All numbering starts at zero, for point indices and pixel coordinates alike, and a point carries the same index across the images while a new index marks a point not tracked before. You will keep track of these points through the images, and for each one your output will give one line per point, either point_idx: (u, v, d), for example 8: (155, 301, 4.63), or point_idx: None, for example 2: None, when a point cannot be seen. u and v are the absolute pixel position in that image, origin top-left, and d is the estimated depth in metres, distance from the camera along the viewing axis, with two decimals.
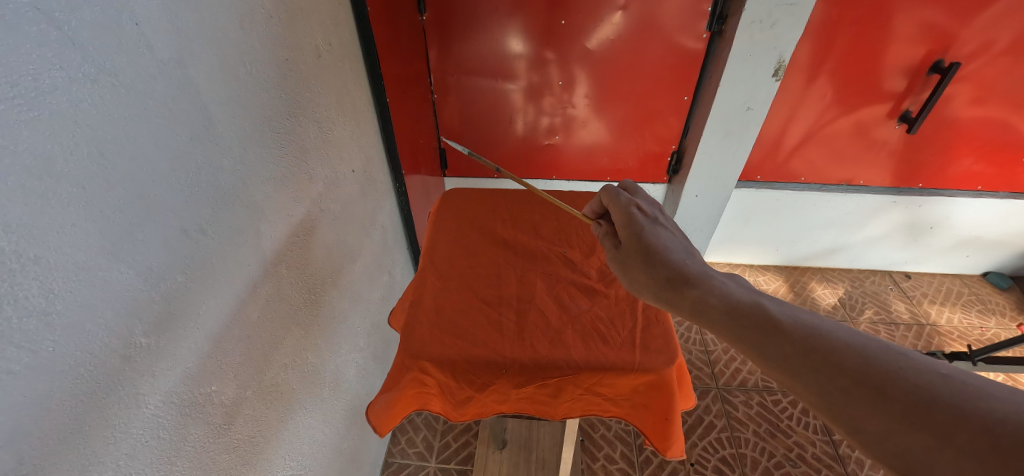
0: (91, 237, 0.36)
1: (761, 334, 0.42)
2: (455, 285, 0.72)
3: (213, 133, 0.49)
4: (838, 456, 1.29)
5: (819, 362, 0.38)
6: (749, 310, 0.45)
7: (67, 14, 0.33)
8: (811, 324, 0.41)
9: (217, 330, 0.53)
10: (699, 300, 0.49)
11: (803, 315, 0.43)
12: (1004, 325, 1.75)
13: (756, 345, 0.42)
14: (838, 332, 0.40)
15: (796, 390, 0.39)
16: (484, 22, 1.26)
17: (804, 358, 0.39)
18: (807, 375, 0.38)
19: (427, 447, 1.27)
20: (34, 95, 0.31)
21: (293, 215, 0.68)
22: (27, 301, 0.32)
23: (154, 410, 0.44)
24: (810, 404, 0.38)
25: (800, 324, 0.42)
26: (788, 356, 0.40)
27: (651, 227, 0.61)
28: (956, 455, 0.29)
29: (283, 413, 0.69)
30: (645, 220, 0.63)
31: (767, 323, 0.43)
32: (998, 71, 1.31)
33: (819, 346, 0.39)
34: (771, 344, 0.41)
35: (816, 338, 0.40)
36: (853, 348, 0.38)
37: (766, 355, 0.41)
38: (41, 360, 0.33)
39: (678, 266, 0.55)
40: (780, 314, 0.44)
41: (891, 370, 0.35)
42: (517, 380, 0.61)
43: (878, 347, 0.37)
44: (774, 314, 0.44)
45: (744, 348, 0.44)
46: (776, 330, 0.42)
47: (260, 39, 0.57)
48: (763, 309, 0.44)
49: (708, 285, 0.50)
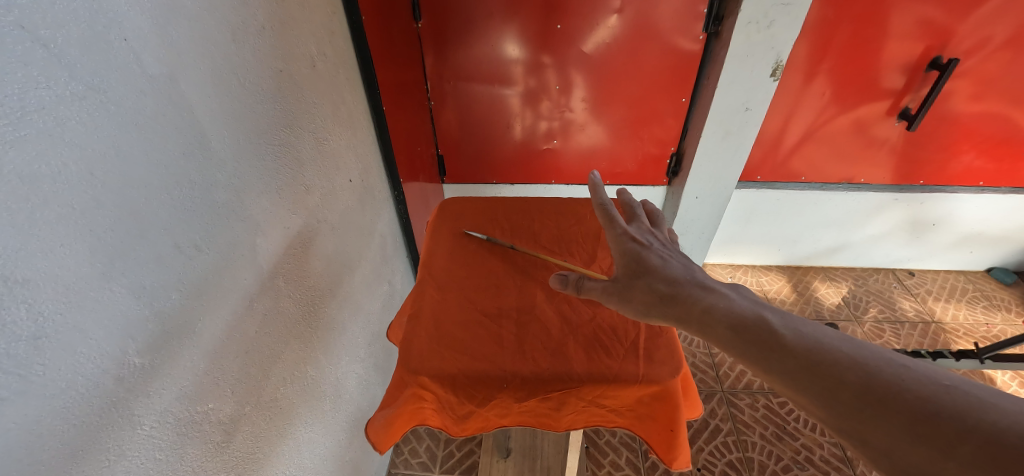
0: (81, 256, 0.36)
1: (763, 349, 0.41)
2: (454, 297, 0.71)
3: (207, 147, 0.49)
4: (846, 458, 1.27)
5: (823, 374, 0.37)
6: (751, 324, 0.44)
7: (53, 31, 0.32)
8: (813, 336, 0.41)
9: (213, 347, 0.52)
10: (701, 316, 0.48)
11: (805, 328, 0.42)
12: (1010, 321, 1.74)
13: (761, 360, 0.41)
14: (841, 343, 0.39)
15: (803, 405, 0.38)
16: (480, 28, 1.26)
17: (807, 370, 0.38)
18: (812, 388, 0.37)
19: (430, 457, 1.26)
20: (21, 115, 0.30)
21: (289, 227, 0.68)
22: (16, 326, 0.31)
23: (150, 431, 0.43)
24: (818, 419, 0.37)
25: (802, 337, 0.41)
26: (790, 370, 0.39)
27: (647, 250, 0.61)
28: (959, 469, 0.28)
29: (283, 429, 0.68)
30: (641, 242, 0.63)
31: (768, 337, 0.42)
32: (997, 66, 1.30)
33: (822, 359, 0.38)
34: (774, 357, 0.40)
35: (817, 351, 0.39)
36: (856, 359, 0.37)
37: (768, 369, 0.40)
38: (31, 385, 0.32)
39: (677, 284, 0.54)
40: (783, 327, 0.43)
41: (895, 382, 0.34)
42: (519, 394, 0.60)
43: (881, 360, 0.36)
44: (776, 326, 0.43)
45: (746, 361, 0.43)
46: (779, 345, 0.41)
47: (252, 51, 0.56)
48: (765, 322, 0.44)
49: (708, 300, 0.49)
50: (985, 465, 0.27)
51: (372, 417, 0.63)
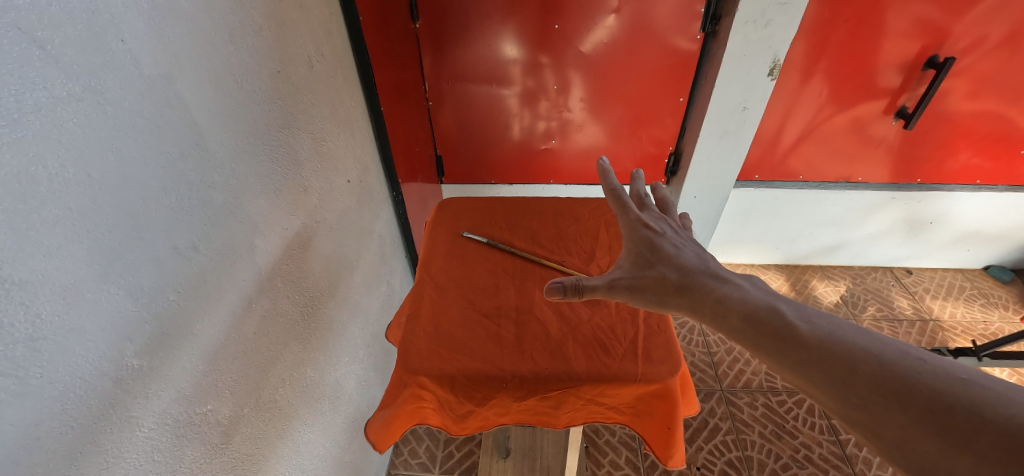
0: (79, 258, 0.36)
1: (776, 339, 0.42)
2: (453, 297, 0.71)
3: (204, 148, 0.49)
4: (845, 456, 1.27)
5: (836, 365, 0.37)
6: (764, 315, 0.44)
7: (50, 32, 0.32)
8: (827, 328, 0.41)
9: (212, 348, 0.52)
10: (714, 306, 0.49)
11: (820, 320, 0.42)
12: (1008, 318, 1.74)
13: (774, 351, 0.42)
14: (856, 336, 0.39)
15: (814, 395, 0.38)
16: (478, 28, 1.26)
17: (819, 360, 0.38)
18: (823, 379, 0.37)
19: (429, 457, 1.26)
20: (17, 116, 0.30)
21: (288, 228, 0.68)
22: (13, 328, 0.31)
23: (148, 433, 0.43)
24: (829, 410, 0.37)
25: (816, 329, 0.41)
26: (802, 360, 0.39)
27: (660, 238, 0.61)
28: (974, 462, 0.28)
29: (282, 430, 0.68)
30: (654, 232, 0.63)
31: (782, 328, 0.42)
32: (993, 65, 1.31)
33: (835, 351, 0.38)
34: (786, 348, 0.41)
35: (831, 342, 0.39)
36: (869, 352, 0.37)
37: (781, 359, 0.41)
38: (28, 387, 0.32)
39: (689, 273, 0.54)
40: (797, 318, 0.43)
41: (909, 374, 0.34)
42: (517, 393, 0.60)
43: (895, 352, 0.37)
44: (790, 318, 0.43)
45: (758, 352, 0.44)
46: (792, 336, 0.41)
47: (249, 52, 0.56)
48: (779, 314, 0.44)
49: (722, 290, 0.50)
50: (1000, 458, 0.27)
51: (372, 417, 0.63)
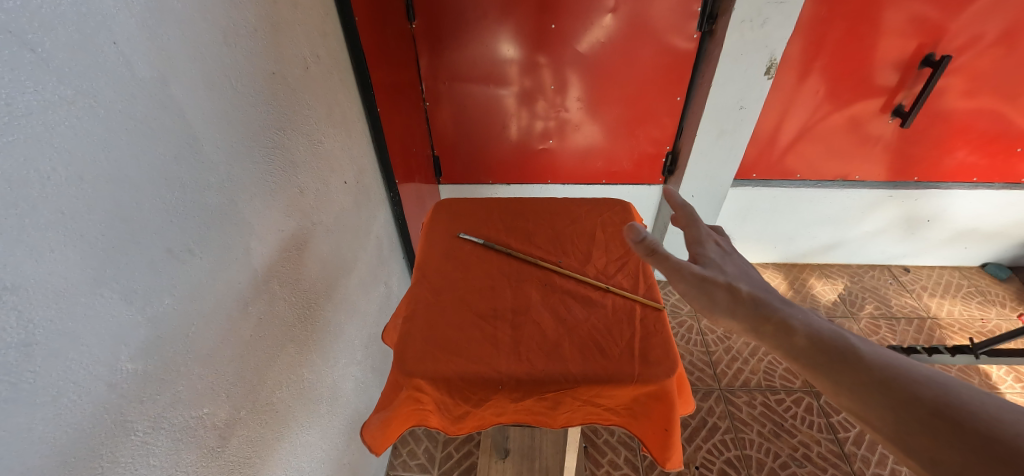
0: (71, 262, 0.35)
1: (835, 359, 0.41)
2: (449, 298, 0.71)
3: (199, 150, 0.48)
4: (843, 454, 1.28)
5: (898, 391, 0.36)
6: (826, 336, 0.43)
7: (41, 35, 0.32)
8: (893, 358, 0.40)
9: (208, 351, 0.51)
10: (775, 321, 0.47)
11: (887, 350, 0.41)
12: (1005, 315, 1.75)
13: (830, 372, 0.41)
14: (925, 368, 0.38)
15: (867, 420, 0.37)
16: (474, 28, 1.26)
17: (880, 384, 0.37)
18: (883, 402, 0.36)
19: (428, 458, 1.26)
20: (9, 119, 0.30)
21: (284, 230, 0.67)
22: (6, 333, 0.31)
23: (144, 437, 0.43)
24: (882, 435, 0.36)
25: (881, 357, 0.40)
26: (860, 383, 0.38)
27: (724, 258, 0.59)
28: None
29: (279, 432, 0.67)
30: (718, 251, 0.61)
31: (844, 351, 0.41)
32: (988, 63, 1.31)
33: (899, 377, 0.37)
34: (845, 370, 0.40)
35: (894, 369, 0.38)
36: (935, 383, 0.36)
37: (837, 380, 0.40)
38: (21, 393, 0.32)
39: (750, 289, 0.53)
40: (862, 346, 0.42)
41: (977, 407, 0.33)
42: (514, 395, 0.60)
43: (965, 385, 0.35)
44: (853, 343, 0.42)
45: (810, 373, 0.43)
46: (853, 359, 0.40)
47: (244, 53, 0.56)
48: (841, 337, 0.43)
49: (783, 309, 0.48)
50: None
51: (367, 420, 0.63)
